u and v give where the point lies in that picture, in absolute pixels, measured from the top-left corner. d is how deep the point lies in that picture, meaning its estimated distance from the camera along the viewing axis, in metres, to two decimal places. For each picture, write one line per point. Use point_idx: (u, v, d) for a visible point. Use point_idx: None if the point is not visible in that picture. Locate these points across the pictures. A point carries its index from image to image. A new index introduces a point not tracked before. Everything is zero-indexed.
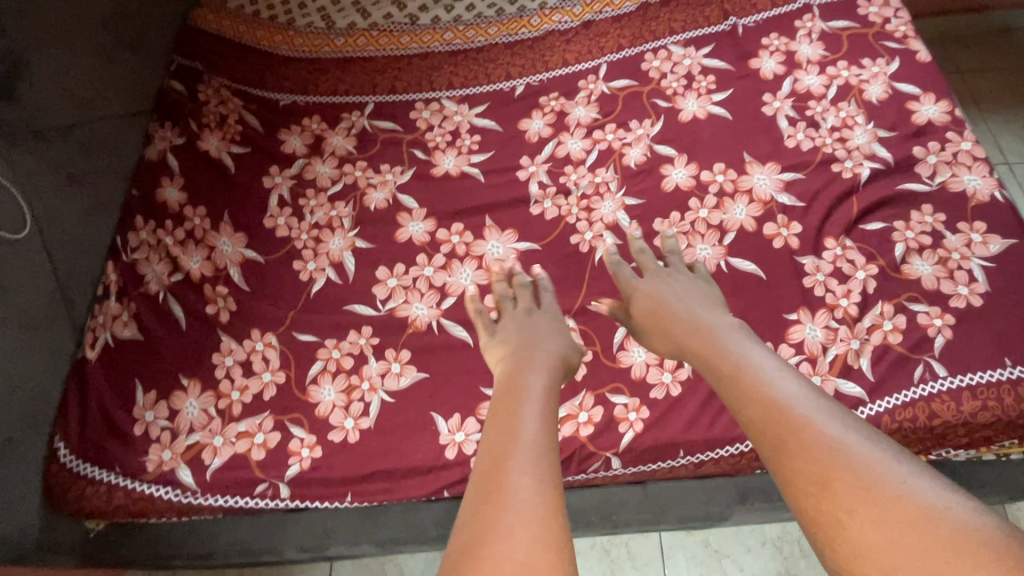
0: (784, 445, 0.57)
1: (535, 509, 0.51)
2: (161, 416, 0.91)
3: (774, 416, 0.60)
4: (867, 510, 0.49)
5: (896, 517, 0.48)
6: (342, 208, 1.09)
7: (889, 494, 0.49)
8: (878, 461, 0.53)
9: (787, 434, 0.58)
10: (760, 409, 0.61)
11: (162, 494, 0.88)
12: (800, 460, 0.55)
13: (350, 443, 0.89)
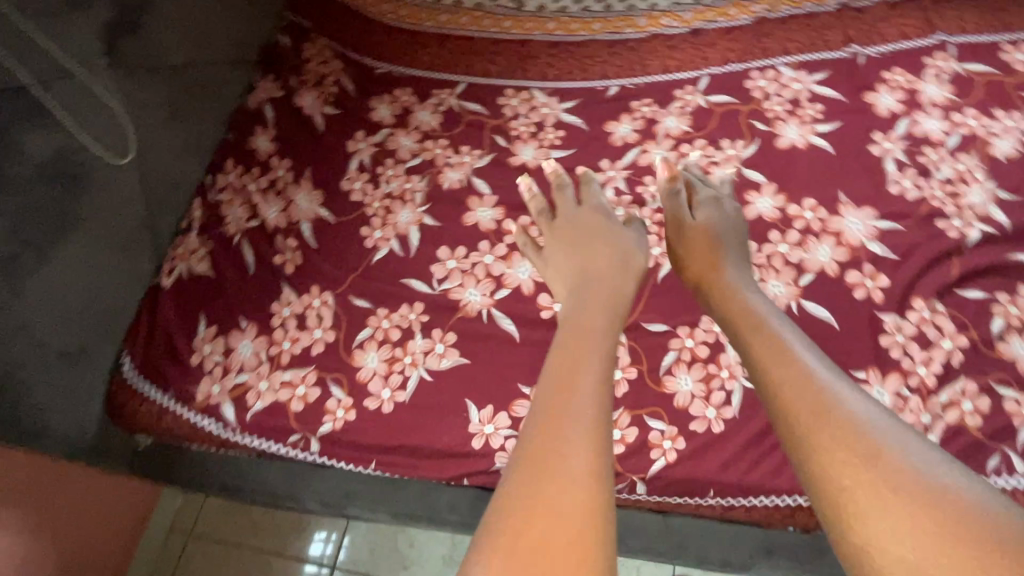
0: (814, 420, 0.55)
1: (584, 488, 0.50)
2: (216, 351, 0.96)
3: (817, 402, 0.56)
4: (908, 509, 0.46)
5: (945, 522, 0.44)
6: (416, 182, 1.11)
7: (934, 501, 0.46)
8: (926, 462, 0.49)
9: (829, 429, 0.54)
10: (803, 393, 0.58)
11: (205, 425, 0.93)
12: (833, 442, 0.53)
13: (384, 413, 0.91)
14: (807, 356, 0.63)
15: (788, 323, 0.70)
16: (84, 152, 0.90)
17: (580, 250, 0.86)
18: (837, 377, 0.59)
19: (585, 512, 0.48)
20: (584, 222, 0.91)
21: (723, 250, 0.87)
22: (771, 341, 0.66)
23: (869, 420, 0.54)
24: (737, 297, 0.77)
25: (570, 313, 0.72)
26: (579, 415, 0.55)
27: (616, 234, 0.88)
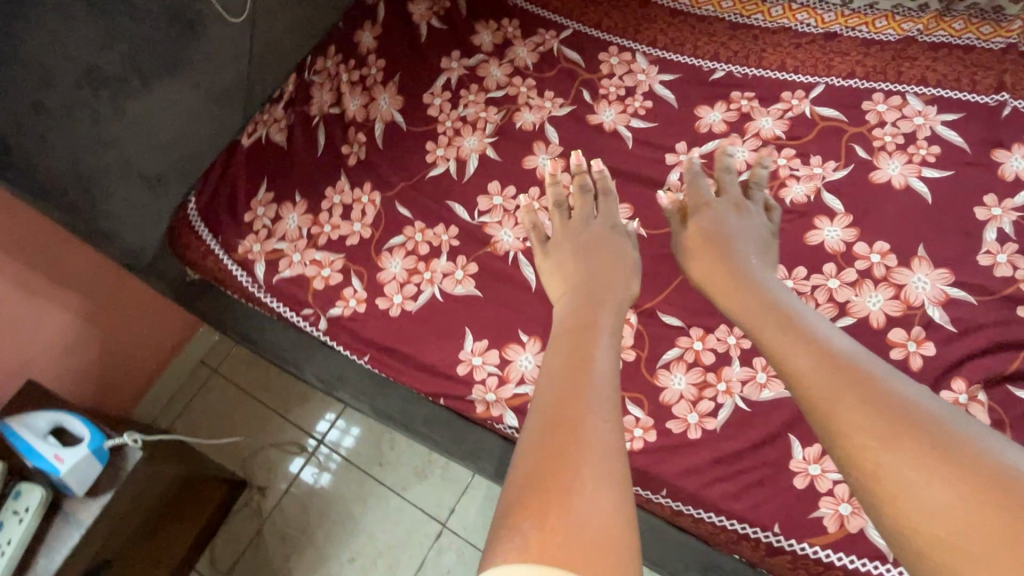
0: (835, 396, 0.50)
1: (589, 452, 0.46)
2: (267, 215, 1.05)
3: (856, 386, 0.50)
4: (968, 489, 0.40)
5: (1010, 499, 0.38)
6: (492, 114, 1.12)
7: (977, 467, 0.41)
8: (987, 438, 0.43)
9: (856, 403, 0.49)
10: (836, 378, 0.52)
11: (239, 276, 1.02)
12: (853, 416, 0.48)
13: (390, 316, 0.96)
14: (830, 342, 0.57)
15: (804, 315, 0.64)
16: (202, 1, 0.97)
17: (581, 270, 0.79)
18: (868, 360, 0.54)
19: (590, 500, 0.43)
20: (596, 239, 0.84)
21: (741, 240, 0.81)
22: (793, 336, 0.59)
23: (910, 397, 0.48)
24: (750, 290, 0.71)
25: (572, 316, 0.68)
26: (586, 406, 0.50)
27: (625, 257, 0.81)
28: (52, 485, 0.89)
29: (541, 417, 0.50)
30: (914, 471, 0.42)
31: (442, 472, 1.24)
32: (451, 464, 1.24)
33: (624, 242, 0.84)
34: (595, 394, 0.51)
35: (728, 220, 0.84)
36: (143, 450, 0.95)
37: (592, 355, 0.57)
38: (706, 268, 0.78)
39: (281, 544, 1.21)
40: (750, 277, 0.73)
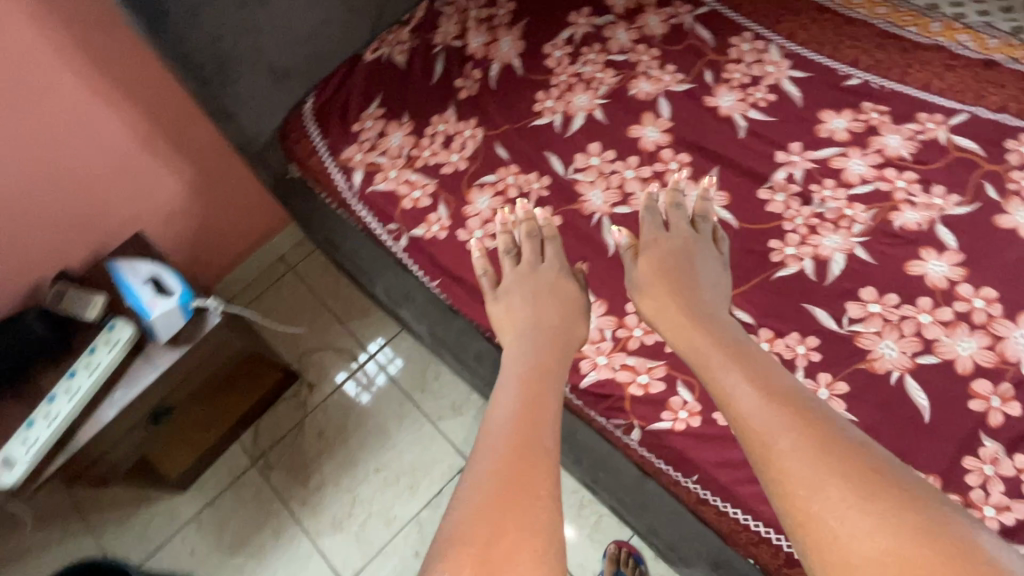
0: (778, 443, 0.55)
1: (527, 490, 0.54)
2: (374, 129, 1.09)
3: (800, 428, 0.56)
4: (880, 534, 0.47)
5: (944, 556, 0.45)
6: (608, 75, 1.11)
7: (915, 523, 0.47)
8: (902, 483, 0.51)
9: (802, 451, 0.54)
10: (777, 422, 0.57)
11: (338, 180, 1.07)
12: (793, 467, 0.53)
13: (467, 248, 0.98)
14: (773, 383, 0.61)
15: (746, 352, 0.67)
16: None
17: (524, 317, 0.83)
18: (806, 402, 0.58)
19: (521, 541, 0.50)
20: (543, 279, 0.87)
21: (691, 272, 0.82)
22: (733, 379, 0.63)
23: (840, 440, 0.54)
24: (700, 323, 0.74)
25: (519, 360, 0.75)
26: (530, 449, 0.58)
27: (569, 300, 0.85)
28: (144, 328, 1.00)
29: (482, 458, 0.58)
30: (847, 524, 0.48)
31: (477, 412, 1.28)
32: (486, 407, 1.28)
33: (569, 287, 0.87)
34: (534, 444, 0.59)
35: (677, 256, 0.84)
36: (222, 317, 1.02)
37: (539, 404, 0.65)
38: (654, 299, 0.80)
39: (317, 439, 1.30)
40: (701, 310, 0.75)
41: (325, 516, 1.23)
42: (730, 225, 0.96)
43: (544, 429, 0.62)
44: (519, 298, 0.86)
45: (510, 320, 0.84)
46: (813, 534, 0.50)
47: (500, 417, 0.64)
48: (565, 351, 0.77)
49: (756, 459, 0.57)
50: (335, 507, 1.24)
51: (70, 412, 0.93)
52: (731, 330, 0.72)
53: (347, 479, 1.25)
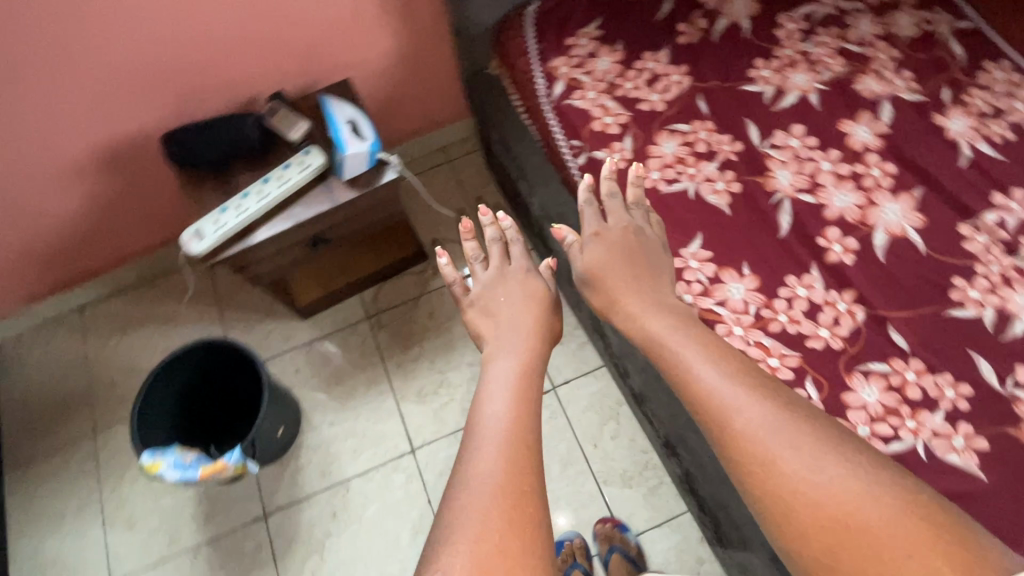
0: (723, 422, 0.63)
1: (508, 495, 0.63)
2: (586, 48, 1.11)
3: (738, 405, 0.63)
4: (817, 489, 0.55)
5: (882, 518, 0.52)
6: (836, 62, 1.06)
7: (852, 488, 0.55)
8: (841, 448, 0.58)
9: (744, 428, 0.61)
10: (723, 399, 0.64)
11: (539, 85, 1.10)
12: (743, 445, 0.60)
13: (640, 184, 0.99)
14: (704, 365, 0.68)
15: (687, 333, 0.74)
16: None
17: (503, 320, 0.93)
18: (740, 380, 0.65)
19: (505, 542, 0.59)
20: (509, 284, 0.98)
21: (632, 260, 0.86)
22: (677, 364, 0.70)
23: (774, 411, 0.62)
24: (652, 308, 0.80)
25: (498, 362, 0.85)
26: (517, 454, 0.68)
27: (541, 310, 0.94)
28: (335, 159, 1.09)
29: (474, 454, 0.68)
30: (794, 490, 0.56)
31: (575, 348, 1.34)
32: (584, 346, 1.34)
33: (535, 290, 0.97)
34: (505, 450, 0.68)
35: (603, 251, 0.89)
36: (397, 175, 1.11)
37: (502, 407, 0.75)
38: (600, 292, 0.87)
39: (426, 317, 1.39)
40: (648, 295, 0.82)
41: (413, 385, 1.33)
42: (915, 248, 0.91)
43: (521, 426, 0.72)
44: (492, 304, 0.97)
45: (486, 324, 0.95)
46: (769, 501, 0.58)
47: (493, 416, 0.74)
48: (534, 348, 0.88)
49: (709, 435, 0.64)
50: (425, 381, 1.33)
51: (256, 212, 1.06)
52: (659, 320, 0.77)
53: (442, 362, 1.35)
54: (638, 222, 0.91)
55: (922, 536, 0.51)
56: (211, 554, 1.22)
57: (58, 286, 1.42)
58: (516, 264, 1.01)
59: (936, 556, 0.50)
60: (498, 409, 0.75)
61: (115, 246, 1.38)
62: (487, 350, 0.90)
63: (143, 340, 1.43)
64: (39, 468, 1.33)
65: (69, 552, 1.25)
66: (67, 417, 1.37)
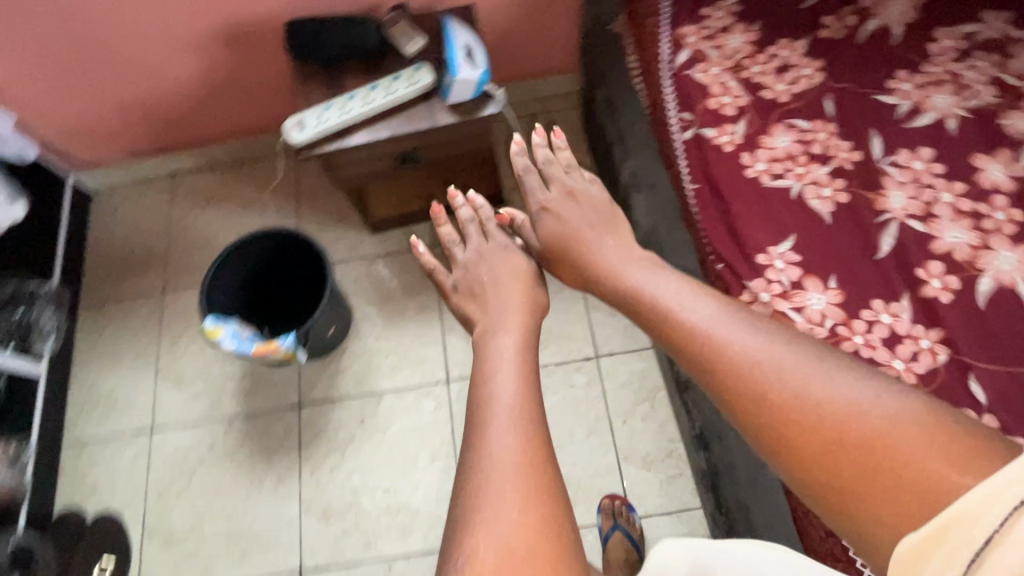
0: (709, 366, 0.66)
1: (517, 471, 0.66)
2: (720, 22, 1.06)
3: (717, 349, 0.66)
4: (806, 411, 0.58)
5: (865, 435, 0.55)
6: (988, 90, 0.98)
7: (836, 408, 0.57)
8: (829, 371, 0.60)
9: (729, 371, 0.65)
10: (703, 345, 0.68)
11: (663, 48, 1.06)
12: (733, 385, 0.64)
13: (742, 172, 0.95)
14: (685, 311, 0.73)
15: (676, 282, 0.79)
16: None
17: (490, 303, 0.97)
18: (723, 322, 0.69)
19: (520, 513, 0.64)
20: (492, 263, 1.02)
21: (584, 231, 0.96)
22: (660, 310, 0.75)
23: (760, 348, 0.64)
24: (637, 265, 0.87)
25: (495, 338, 0.88)
26: (525, 427, 0.71)
27: (527, 290, 0.98)
28: (444, 79, 1.08)
29: (488, 432, 0.71)
30: (787, 417, 0.59)
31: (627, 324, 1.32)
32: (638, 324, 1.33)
33: (519, 270, 1.00)
34: (511, 424, 0.72)
35: (557, 221, 0.99)
36: (498, 111, 1.10)
37: (502, 382, 0.77)
38: (565, 265, 0.97)
39: None
40: (619, 261, 0.89)
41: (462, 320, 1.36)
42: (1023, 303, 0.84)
43: (529, 400, 0.75)
44: (477, 284, 1.00)
45: (473, 308, 0.98)
46: (766, 433, 0.61)
47: (500, 388, 0.77)
48: (526, 320, 0.92)
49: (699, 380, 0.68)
50: None
51: (359, 115, 1.08)
52: (615, 276, 0.87)
53: None
54: (578, 185, 1.03)
55: (917, 445, 0.52)
56: (245, 427, 1.30)
57: (159, 149, 1.49)
58: (493, 241, 1.05)
59: (932, 459, 0.51)
60: (505, 383, 0.77)
61: (218, 122, 1.44)
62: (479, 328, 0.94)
63: (223, 217, 1.50)
64: (110, 310, 1.43)
65: (122, 392, 1.35)
66: (143, 271, 1.46)
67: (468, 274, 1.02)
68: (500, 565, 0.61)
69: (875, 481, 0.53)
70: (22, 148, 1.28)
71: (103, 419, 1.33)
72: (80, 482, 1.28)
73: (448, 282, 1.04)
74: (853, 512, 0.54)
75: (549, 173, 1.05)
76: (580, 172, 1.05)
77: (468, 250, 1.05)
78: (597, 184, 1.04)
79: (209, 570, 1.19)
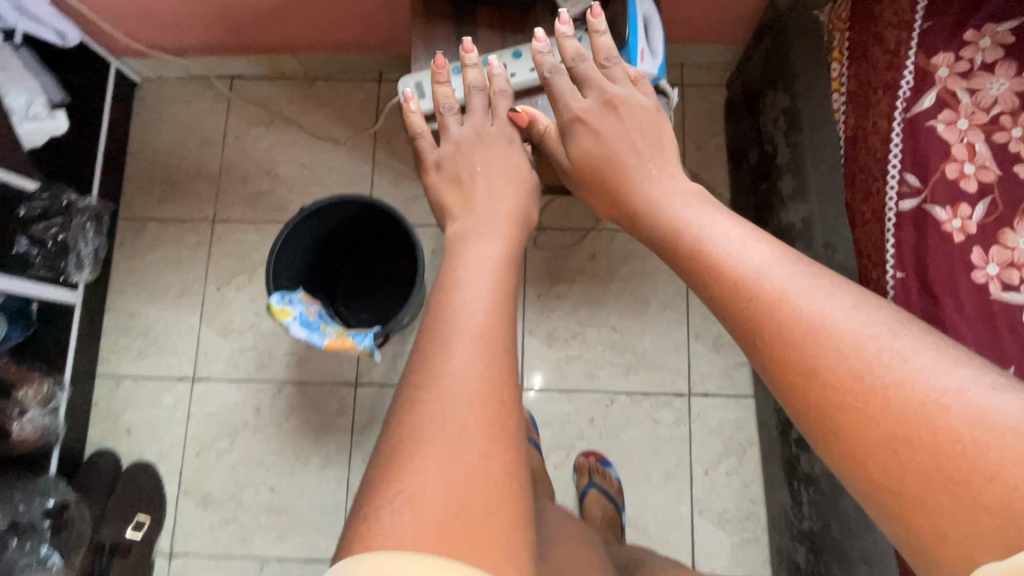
0: (752, 313, 0.53)
1: (461, 399, 0.54)
2: (987, 53, 0.79)
3: (768, 299, 0.53)
4: (868, 381, 0.45)
5: (944, 428, 0.41)
6: None
7: (909, 389, 0.43)
8: (905, 349, 0.46)
9: (776, 326, 0.51)
10: (746, 288, 0.54)
11: (901, 79, 0.80)
12: (779, 340, 0.50)
13: (967, 273, 0.76)
14: (733, 254, 0.58)
15: (724, 223, 0.63)
16: None
17: (475, 195, 0.81)
18: (780, 269, 0.54)
19: (450, 444, 0.51)
20: (490, 153, 0.84)
21: (624, 152, 0.79)
22: (701, 249, 0.61)
23: (822, 306, 0.50)
24: (683, 199, 0.72)
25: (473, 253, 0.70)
26: (495, 364, 0.58)
27: (521, 193, 0.81)
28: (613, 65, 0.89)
29: (447, 350, 0.57)
30: (838, 384, 0.46)
31: (729, 364, 1.18)
32: (740, 367, 1.17)
33: (514, 167, 0.83)
34: (471, 342, 0.58)
35: (590, 133, 0.81)
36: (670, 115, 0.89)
37: (474, 292, 0.63)
38: (598, 190, 0.82)
39: (587, 258, 1.22)
40: (661, 193, 0.73)
41: (546, 323, 1.20)
42: None
43: (500, 317, 0.61)
44: (463, 169, 0.84)
45: (452, 191, 0.83)
46: (809, 397, 0.48)
47: (467, 306, 0.61)
48: (501, 232, 0.74)
49: (739, 330, 0.55)
50: (561, 326, 1.20)
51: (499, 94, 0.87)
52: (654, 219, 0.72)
53: (585, 312, 1.20)
54: (620, 91, 0.83)
55: (1006, 449, 0.39)
56: (295, 395, 1.19)
57: (221, 48, 1.24)
58: (495, 126, 0.87)
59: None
60: (477, 291, 0.63)
61: (295, 29, 1.18)
62: (456, 230, 0.77)
63: (287, 143, 1.28)
64: (152, 232, 1.26)
65: (163, 330, 1.22)
66: (192, 192, 1.28)
67: (459, 154, 0.85)
68: (435, 502, 0.48)
69: (936, 481, 0.40)
70: (58, 27, 1.03)
71: (141, 357, 1.21)
72: (113, 421, 1.19)
73: (431, 153, 0.87)
74: (901, 509, 0.42)
75: (585, 69, 0.84)
76: (622, 78, 0.84)
77: (466, 124, 0.87)
78: (643, 95, 0.84)
79: (246, 540, 1.14)
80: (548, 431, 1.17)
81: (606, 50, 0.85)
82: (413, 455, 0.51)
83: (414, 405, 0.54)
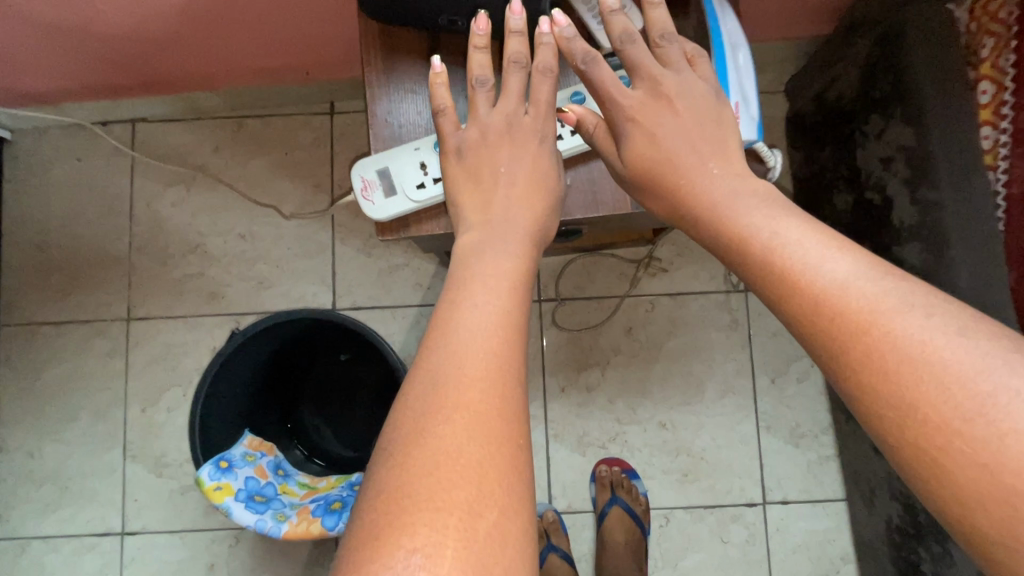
0: (834, 327, 0.34)
1: (460, 435, 0.35)
2: None
3: (853, 318, 0.34)
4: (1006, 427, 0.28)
5: None
6: None
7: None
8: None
9: (859, 348, 0.33)
10: (820, 301, 0.35)
11: None
12: (864, 357, 0.33)
13: None
14: (800, 250, 0.38)
15: (780, 211, 0.42)
16: None
17: (487, 181, 0.53)
18: (874, 282, 0.34)
19: (453, 502, 0.33)
20: (521, 151, 0.54)
21: (678, 148, 0.50)
22: (760, 237, 0.41)
23: (914, 318, 0.32)
24: (759, 200, 0.44)
25: (486, 254, 0.47)
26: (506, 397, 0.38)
27: (542, 200, 0.52)
28: None
29: (451, 355, 0.39)
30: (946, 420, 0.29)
31: (811, 460, 0.92)
32: (825, 463, 0.92)
33: (537, 168, 0.53)
34: (468, 357, 0.38)
35: (650, 140, 0.51)
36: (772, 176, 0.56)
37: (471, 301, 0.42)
38: (648, 191, 0.52)
39: (623, 334, 0.94)
40: (734, 197, 0.45)
41: (576, 425, 0.93)
42: None
43: (516, 331, 0.41)
44: (484, 162, 0.53)
45: (469, 191, 0.53)
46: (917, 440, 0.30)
47: (473, 326, 0.40)
48: (511, 234, 0.49)
49: (817, 347, 0.36)
50: (595, 427, 0.93)
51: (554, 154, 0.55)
52: (695, 211, 0.47)
53: (624, 406, 0.93)
54: (683, 75, 0.52)
55: None
56: (257, 544, 0.91)
57: (107, 88, 0.91)
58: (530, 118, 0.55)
59: None
60: (482, 297, 0.42)
61: (202, 58, 0.85)
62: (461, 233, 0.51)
63: (216, 208, 0.97)
64: (47, 341, 0.95)
65: (75, 471, 0.93)
66: (95, 283, 0.96)
67: (486, 146, 0.54)
68: None
69: None
70: None
71: (51, 509, 0.93)
72: None
73: (450, 137, 0.55)
74: None
75: (633, 57, 0.53)
76: (681, 62, 0.53)
77: (496, 110, 0.55)
78: (703, 79, 0.53)
79: None
80: (588, 563, 0.92)
81: (662, 27, 0.54)
82: (399, 520, 0.32)
83: (404, 444, 0.35)
